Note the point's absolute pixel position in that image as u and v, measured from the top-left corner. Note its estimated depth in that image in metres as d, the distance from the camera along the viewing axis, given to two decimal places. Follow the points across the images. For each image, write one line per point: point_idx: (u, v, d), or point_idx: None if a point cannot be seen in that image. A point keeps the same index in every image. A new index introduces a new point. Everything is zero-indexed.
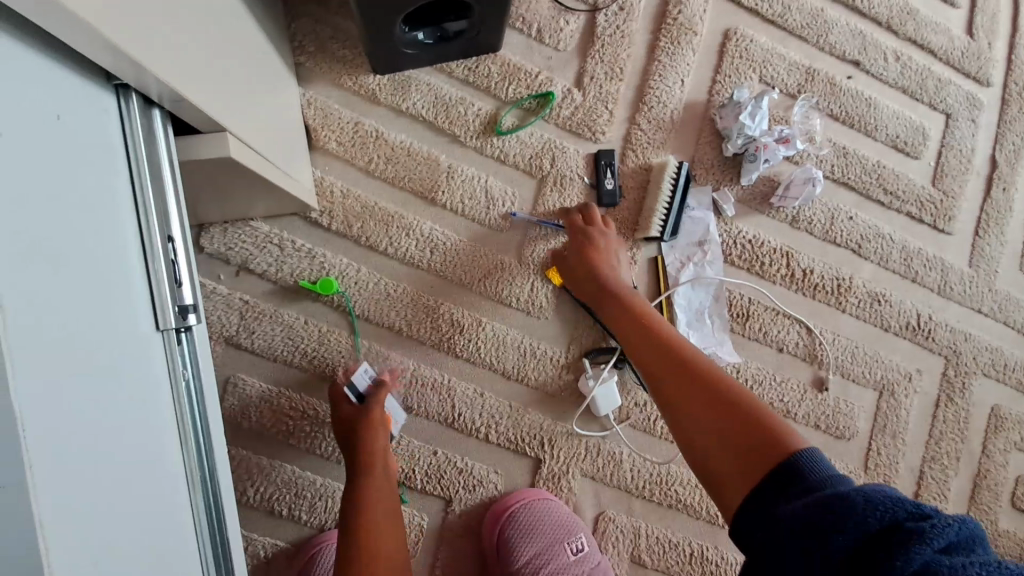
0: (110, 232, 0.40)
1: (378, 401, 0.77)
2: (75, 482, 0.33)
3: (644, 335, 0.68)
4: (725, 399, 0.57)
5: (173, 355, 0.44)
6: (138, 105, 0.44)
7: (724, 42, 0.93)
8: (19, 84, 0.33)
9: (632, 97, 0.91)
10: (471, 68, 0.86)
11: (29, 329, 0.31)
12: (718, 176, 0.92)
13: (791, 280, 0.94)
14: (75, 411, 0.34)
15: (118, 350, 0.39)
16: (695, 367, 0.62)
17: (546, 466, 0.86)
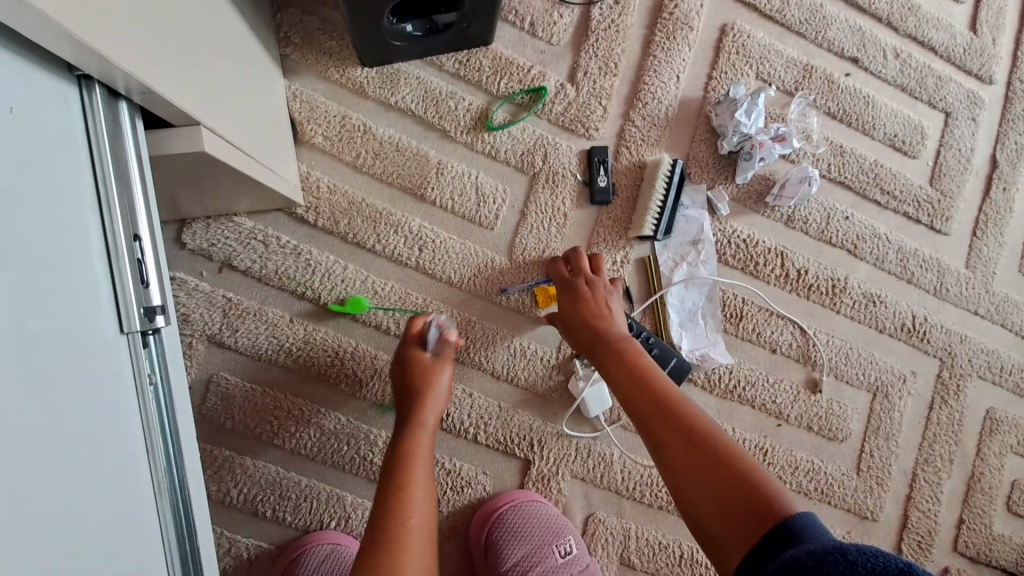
0: (70, 231, 0.38)
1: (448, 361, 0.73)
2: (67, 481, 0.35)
3: (636, 383, 0.68)
4: (717, 453, 0.59)
5: (139, 358, 0.42)
6: (103, 97, 0.42)
7: (721, 38, 0.91)
8: (9, 99, 0.35)
9: (627, 93, 0.89)
10: (462, 61, 0.84)
11: (23, 334, 0.33)
12: (713, 174, 0.90)
13: (786, 280, 0.92)
14: (20, 421, 0.32)
15: (107, 351, 0.40)
16: (687, 420, 0.63)
17: (535, 467, 0.85)
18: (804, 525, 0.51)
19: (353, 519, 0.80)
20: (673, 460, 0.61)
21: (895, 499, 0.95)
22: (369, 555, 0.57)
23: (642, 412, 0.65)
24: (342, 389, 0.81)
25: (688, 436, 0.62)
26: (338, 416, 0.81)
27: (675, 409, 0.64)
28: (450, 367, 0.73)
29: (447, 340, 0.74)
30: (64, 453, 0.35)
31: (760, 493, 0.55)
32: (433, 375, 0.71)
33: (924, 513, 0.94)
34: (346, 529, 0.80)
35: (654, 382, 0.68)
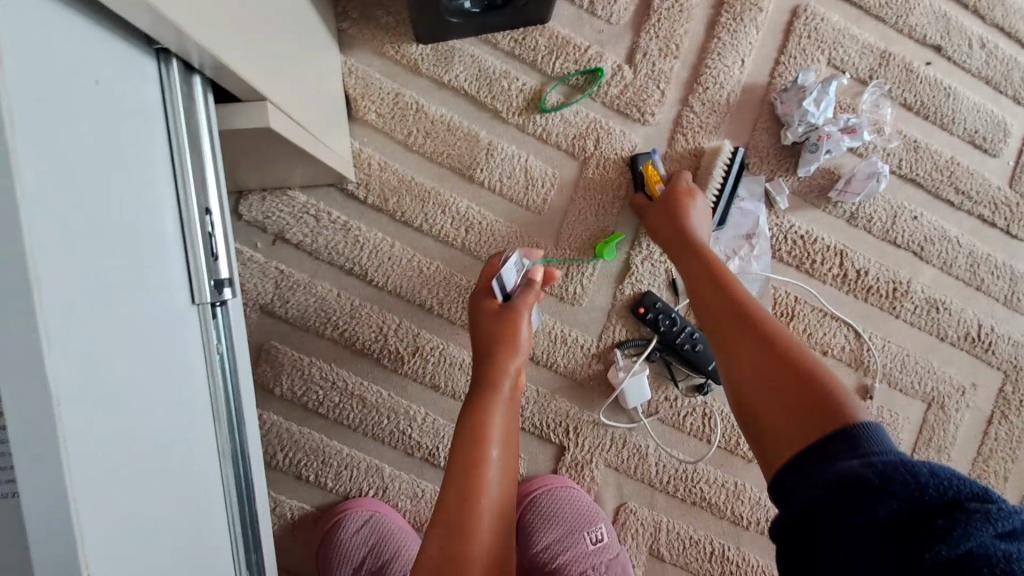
0: (149, 201, 0.40)
1: (525, 303, 0.70)
2: (153, 443, 0.37)
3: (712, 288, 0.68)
4: (783, 354, 0.59)
5: (207, 328, 0.45)
6: (179, 70, 0.43)
7: (791, 20, 0.86)
8: (98, 68, 0.36)
9: (686, 76, 0.85)
10: (518, 39, 0.82)
11: (112, 300, 0.35)
12: (773, 165, 0.86)
13: (843, 280, 0.88)
14: (117, 384, 0.34)
15: (179, 319, 0.42)
16: (756, 321, 0.63)
17: (569, 453, 0.85)
18: (866, 426, 0.49)
19: (390, 490, 0.83)
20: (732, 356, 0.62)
21: None
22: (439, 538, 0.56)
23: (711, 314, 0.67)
24: (384, 364, 0.83)
25: (755, 333, 0.62)
26: (380, 390, 0.83)
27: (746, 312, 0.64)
28: (528, 313, 0.70)
29: (529, 283, 0.72)
30: (149, 419, 0.37)
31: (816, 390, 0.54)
32: (507, 322, 0.68)
33: None
34: (381, 499, 0.82)
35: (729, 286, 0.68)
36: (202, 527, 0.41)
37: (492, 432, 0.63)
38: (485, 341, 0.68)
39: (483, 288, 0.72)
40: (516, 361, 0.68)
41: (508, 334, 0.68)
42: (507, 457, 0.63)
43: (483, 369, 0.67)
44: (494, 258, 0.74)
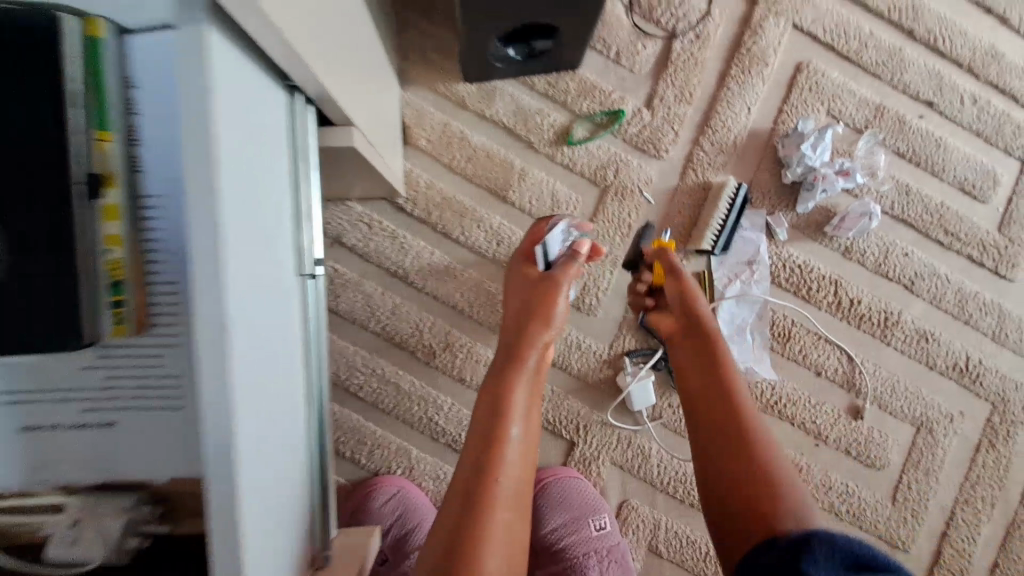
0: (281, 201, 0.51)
1: (563, 272, 0.81)
2: (276, 391, 0.47)
3: (701, 369, 0.77)
4: (756, 452, 0.69)
5: (307, 300, 0.56)
6: (304, 99, 0.54)
7: (795, 75, 0.96)
8: (264, 103, 0.47)
9: (698, 120, 0.96)
10: (551, 82, 0.95)
11: (265, 278, 0.45)
12: (773, 201, 0.96)
13: (837, 307, 0.97)
14: (265, 341, 0.44)
15: (291, 292, 0.53)
16: (738, 414, 0.72)
17: (578, 449, 0.94)
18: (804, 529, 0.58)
19: (416, 469, 0.93)
20: (709, 444, 0.72)
21: (929, 534, 0.96)
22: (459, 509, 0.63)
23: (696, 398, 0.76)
24: (418, 357, 0.94)
25: (735, 426, 0.72)
26: (413, 379, 0.94)
27: (731, 401, 0.74)
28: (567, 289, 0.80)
29: (576, 252, 0.83)
30: (276, 366, 0.47)
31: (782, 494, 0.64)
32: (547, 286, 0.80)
33: (958, 552, 0.96)
34: (408, 478, 0.92)
35: (719, 370, 0.76)
36: (298, 447, 0.52)
37: (518, 399, 0.72)
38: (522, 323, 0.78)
39: (525, 258, 0.85)
40: (548, 334, 0.78)
41: (545, 300, 0.79)
42: (527, 430, 0.71)
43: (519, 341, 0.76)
44: (539, 223, 0.86)
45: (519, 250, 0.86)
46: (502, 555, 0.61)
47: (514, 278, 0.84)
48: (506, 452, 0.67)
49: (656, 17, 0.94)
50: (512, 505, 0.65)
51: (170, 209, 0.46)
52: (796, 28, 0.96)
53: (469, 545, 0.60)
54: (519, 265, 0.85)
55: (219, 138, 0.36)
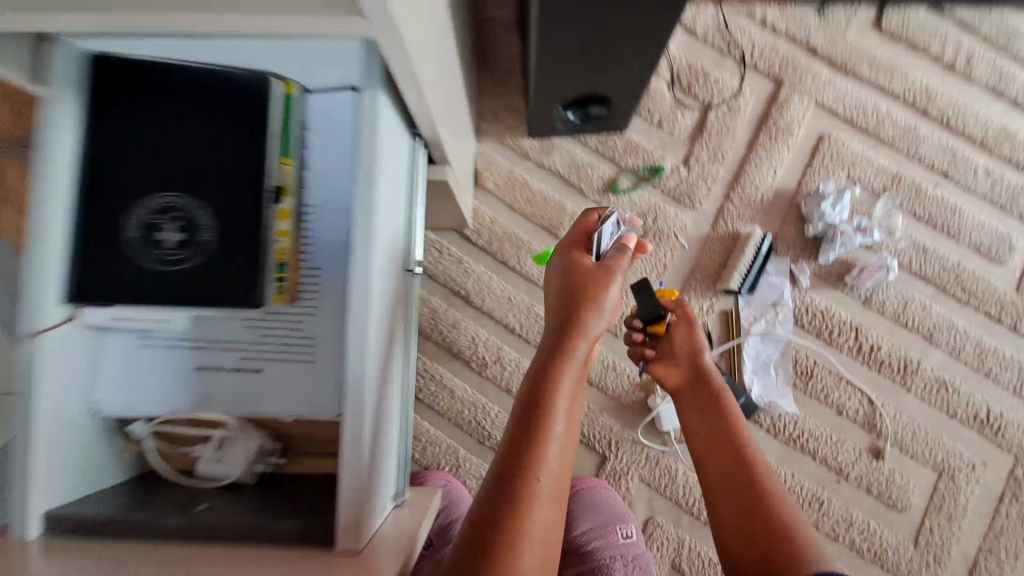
0: (406, 215, 0.69)
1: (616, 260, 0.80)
2: (391, 352, 0.62)
3: (709, 416, 0.78)
4: (763, 498, 0.70)
5: (415, 291, 0.72)
6: (425, 143, 0.72)
7: (817, 144, 1.10)
8: (402, 144, 0.65)
9: (729, 178, 1.10)
10: (601, 141, 1.11)
11: (392, 268, 0.62)
12: (797, 252, 1.07)
13: (858, 352, 1.05)
14: (387, 313, 0.60)
15: (405, 283, 0.70)
16: (750, 464, 0.73)
17: (610, 463, 1.03)
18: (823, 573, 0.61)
19: (462, 467, 1.04)
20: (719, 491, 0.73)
21: None
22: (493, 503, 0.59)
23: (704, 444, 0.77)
24: (471, 368, 1.07)
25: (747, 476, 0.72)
26: (466, 386, 1.07)
27: (741, 450, 0.74)
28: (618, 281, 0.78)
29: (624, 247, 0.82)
30: (392, 335, 0.63)
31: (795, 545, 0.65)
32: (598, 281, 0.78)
33: None
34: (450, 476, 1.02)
35: (729, 419, 0.77)
36: (399, 402, 0.67)
37: (562, 392, 0.67)
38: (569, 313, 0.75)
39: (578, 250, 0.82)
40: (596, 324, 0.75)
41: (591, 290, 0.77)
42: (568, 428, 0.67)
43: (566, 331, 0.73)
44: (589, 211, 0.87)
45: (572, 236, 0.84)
46: (539, 551, 0.57)
47: (563, 263, 0.82)
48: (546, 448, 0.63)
49: (693, 92, 1.10)
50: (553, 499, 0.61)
51: (323, 215, 0.65)
52: (819, 105, 1.11)
53: (502, 547, 0.56)
54: (571, 256, 0.81)
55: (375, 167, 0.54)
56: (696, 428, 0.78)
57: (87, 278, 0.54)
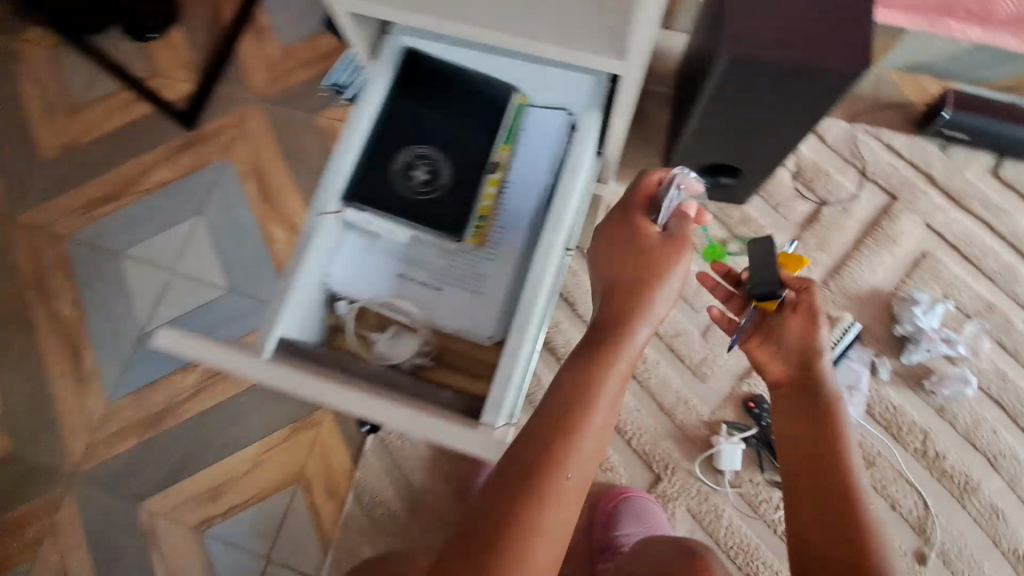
0: (578, 212, 0.87)
1: (679, 242, 0.74)
2: (544, 303, 0.80)
3: (811, 429, 0.75)
4: (856, 515, 0.69)
5: (563, 272, 0.89)
6: (602, 165, 0.92)
7: (918, 259, 1.21)
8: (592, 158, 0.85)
9: (830, 266, 1.22)
10: (721, 207, 1.27)
11: (562, 243, 0.81)
12: (881, 346, 1.16)
13: (922, 455, 1.10)
14: (553, 272, 0.78)
15: (561, 263, 0.87)
16: (843, 483, 0.71)
17: (661, 485, 1.12)
18: None
19: None
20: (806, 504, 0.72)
21: None
22: (508, 486, 0.59)
23: (798, 453, 0.75)
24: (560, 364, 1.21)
25: (836, 493, 0.71)
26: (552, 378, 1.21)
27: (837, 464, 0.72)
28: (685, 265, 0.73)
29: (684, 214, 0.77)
30: (547, 293, 0.80)
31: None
32: (665, 262, 0.72)
33: None
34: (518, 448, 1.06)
35: (825, 435, 0.74)
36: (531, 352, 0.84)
37: (608, 386, 0.64)
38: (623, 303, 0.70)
39: (649, 226, 0.76)
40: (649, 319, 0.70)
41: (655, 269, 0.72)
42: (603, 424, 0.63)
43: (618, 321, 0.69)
44: (646, 174, 0.80)
45: (635, 201, 0.80)
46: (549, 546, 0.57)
47: (623, 234, 0.77)
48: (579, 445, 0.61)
49: (813, 188, 1.26)
50: (573, 498, 0.60)
51: (517, 189, 0.82)
52: (927, 226, 1.22)
53: (540, 494, 0.58)
54: (641, 232, 0.75)
55: (580, 160, 0.75)
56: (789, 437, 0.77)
57: (351, 188, 0.75)
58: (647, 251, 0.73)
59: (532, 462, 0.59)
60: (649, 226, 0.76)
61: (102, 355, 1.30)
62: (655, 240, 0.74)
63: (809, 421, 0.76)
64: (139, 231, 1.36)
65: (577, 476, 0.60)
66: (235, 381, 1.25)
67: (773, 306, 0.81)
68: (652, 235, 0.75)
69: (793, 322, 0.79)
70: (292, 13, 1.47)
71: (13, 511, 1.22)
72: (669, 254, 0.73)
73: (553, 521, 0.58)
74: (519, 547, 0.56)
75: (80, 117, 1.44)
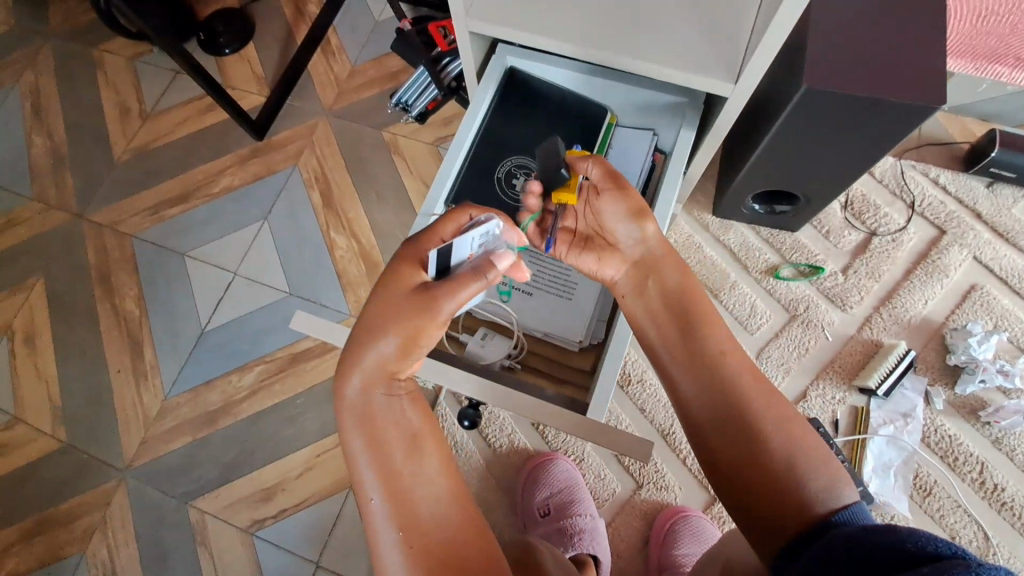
0: None
1: (448, 291, 0.61)
2: None
3: (693, 366, 0.65)
4: (761, 436, 0.61)
5: None
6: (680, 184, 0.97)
7: (968, 291, 1.23)
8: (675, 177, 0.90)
9: (881, 294, 1.25)
10: (773, 234, 1.30)
11: None
12: (935, 375, 1.18)
13: (980, 485, 1.12)
14: None
15: None
16: (743, 423, 0.61)
17: (717, 506, 1.12)
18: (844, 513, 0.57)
19: (583, 462, 1.16)
20: (725, 460, 0.61)
21: None
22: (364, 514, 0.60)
23: (701, 417, 0.64)
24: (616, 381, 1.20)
25: (741, 432, 0.61)
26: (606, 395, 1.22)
27: (732, 389, 0.63)
28: (449, 311, 0.62)
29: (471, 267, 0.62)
30: None
31: (812, 488, 0.58)
32: (416, 331, 0.61)
33: None
34: (568, 473, 1.12)
35: (718, 381, 0.64)
36: None
37: (378, 404, 0.61)
38: (372, 343, 0.61)
39: (405, 284, 0.63)
40: (408, 360, 0.62)
41: (407, 319, 0.61)
42: (400, 425, 0.61)
43: (368, 365, 0.62)
44: (443, 217, 0.64)
45: (399, 251, 0.65)
46: (414, 540, 0.57)
47: (385, 275, 0.64)
48: (389, 458, 0.59)
49: (863, 219, 1.30)
50: (417, 485, 0.59)
51: None
52: (977, 259, 1.26)
53: (398, 500, 0.58)
54: (381, 295, 0.63)
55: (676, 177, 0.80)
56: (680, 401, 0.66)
57: (454, 195, 0.80)
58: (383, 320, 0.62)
59: (371, 479, 0.59)
60: (397, 282, 0.63)
61: (161, 351, 1.32)
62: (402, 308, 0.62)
63: (694, 372, 0.65)
64: (203, 234, 1.40)
65: (428, 512, 0.58)
66: (292, 382, 1.27)
67: (570, 194, 0.71)
68: (417, 276, 0.63)
69: (604, 201, 0.72)
70: (361, 35, 1.55)
71: (65, 503, 1.23)
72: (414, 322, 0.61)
73: (402, 517, 0.58)
74: (407, 553, 0.56)
75: (153, 124, 1.50)
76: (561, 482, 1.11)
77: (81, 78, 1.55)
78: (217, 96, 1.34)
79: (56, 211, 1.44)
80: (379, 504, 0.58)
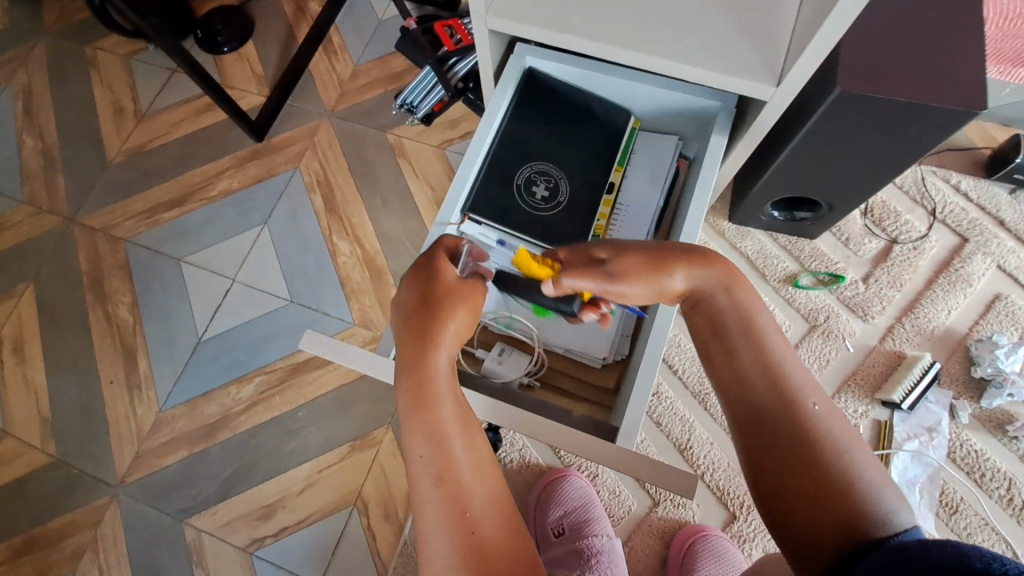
0: None
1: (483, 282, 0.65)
2: None
3: (759, 363, 0.60)
4: (820, 447, 0.56)
5: None
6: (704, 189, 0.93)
7: (993, 300, 1.20)
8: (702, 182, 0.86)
9: (904, 304, 1.21)
10: (791, 241, 1.26)
11: None
12: (960, 388, 1.14)
13: (1007, 502, 1.08)
14: None
15: None
16: (806, 430, 0.57)
17: (737, 524, 1.08)
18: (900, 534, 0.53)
19: (598, 479, 1.11)
20: (772, 460, 0.57)
21: None
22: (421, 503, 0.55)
23: (761, 410, 0.59)
24: None
25: (788, 435, 0.57)
26: None
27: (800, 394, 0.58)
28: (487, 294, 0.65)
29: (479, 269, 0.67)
30: None
31: (860, 508, 0.53)
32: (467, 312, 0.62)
33: None
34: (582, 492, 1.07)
35: (786, 385, 0.59)
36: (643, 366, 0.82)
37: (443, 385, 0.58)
38: (429, 320, 0.60)
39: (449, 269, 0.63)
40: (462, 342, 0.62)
41: (460, 300, 0.61)
42: (461, 411, 0.59)
43: (429, 342, 0.59)
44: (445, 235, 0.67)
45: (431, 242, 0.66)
46: (475, 532, 0.54)
47: (425, 263, 0.64)
48: (453, 443, 0.57)
49: (883, 226, 1.26)
50: (477, 474, 0.57)
51: (633, 211, 0.81)
52: (1000, 268, 1.22)
53: (459, 489, 0.55)
54: (428, 278, 0.62)
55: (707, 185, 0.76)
56: (721, 395, 0.62)
57: (473, 202, 0.75)
58: (428, 288, 0.61)
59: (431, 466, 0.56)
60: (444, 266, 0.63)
61: (156, 362, 1.27)
62: (453, 277, 0.63)
63: (735, 369, 0.61)
64: (200, 238, 1.35)
65: (486, 506, 0.55)
66: (293, 394, 1.22)
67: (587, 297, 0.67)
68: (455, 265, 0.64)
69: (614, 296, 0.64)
70: (364, 34, 1.51)
71: (54, 521, 1.17)
72: (465, 290, 0.62)
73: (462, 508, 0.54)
74: (465, 547, 0.53)
75: (148, 124, 1.45)
76: (575, 499, 1.07)
77: (74, 77, 1.50)
78: (215, 95, 1.29)
79: (47, 215, 1.39)
80: (429, 490, 0.55)
